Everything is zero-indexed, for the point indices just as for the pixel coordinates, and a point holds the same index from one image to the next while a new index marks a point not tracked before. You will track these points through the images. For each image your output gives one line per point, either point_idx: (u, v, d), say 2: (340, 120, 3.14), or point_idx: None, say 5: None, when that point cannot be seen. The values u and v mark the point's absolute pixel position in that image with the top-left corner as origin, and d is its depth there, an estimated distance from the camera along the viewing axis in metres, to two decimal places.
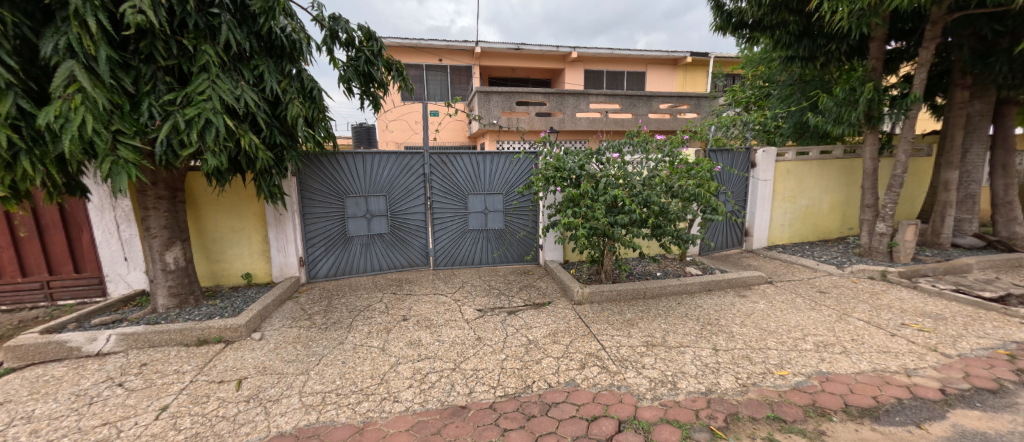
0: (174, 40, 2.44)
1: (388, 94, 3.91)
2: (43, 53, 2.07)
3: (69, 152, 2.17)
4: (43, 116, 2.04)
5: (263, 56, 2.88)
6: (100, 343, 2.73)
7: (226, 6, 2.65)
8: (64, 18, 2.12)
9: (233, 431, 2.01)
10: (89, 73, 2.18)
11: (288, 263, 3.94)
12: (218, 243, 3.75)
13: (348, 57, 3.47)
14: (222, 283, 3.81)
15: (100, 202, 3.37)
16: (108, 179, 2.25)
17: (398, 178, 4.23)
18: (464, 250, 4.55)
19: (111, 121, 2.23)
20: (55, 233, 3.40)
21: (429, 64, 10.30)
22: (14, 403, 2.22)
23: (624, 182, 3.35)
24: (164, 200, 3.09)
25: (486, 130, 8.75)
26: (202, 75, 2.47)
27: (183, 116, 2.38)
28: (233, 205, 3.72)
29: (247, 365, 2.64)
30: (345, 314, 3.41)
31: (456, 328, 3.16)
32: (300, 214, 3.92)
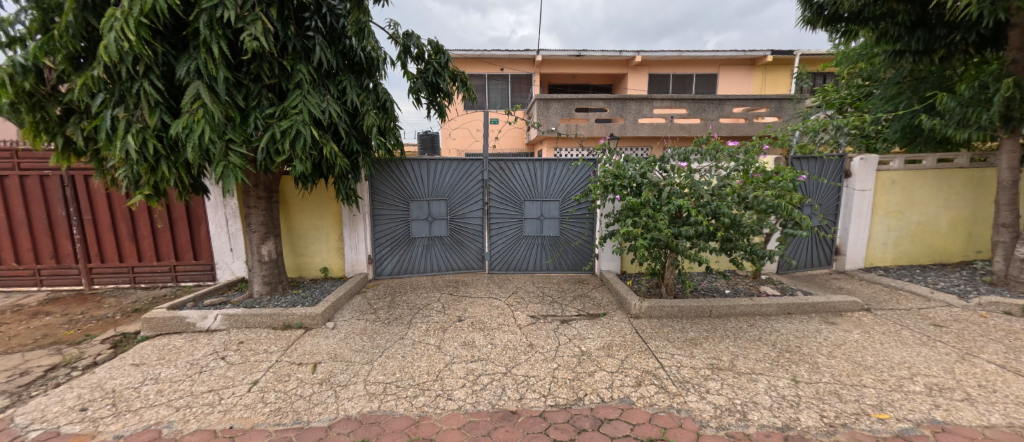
0: (276, 62, 2.80)
1: (452, 104, 4.10)
2: (180, 76, 2.50)
3: (195, 158, 2.59)
4: (176, 128, 2.46)
5: (347, 73, 3.20)
6: (210, 321, 3.21)
7: (319, 30, 3.00)
8: (196, 47, 2.54)
9: (309, 410, 2.24)
10: (210, 91, 2.58)
11: (358, 260, 4.28)
12: (303, 239, 4.20)
13: (418, 69, 3.71)
14: (304, 275, 4.26)
15: (216, 201, 3.96)
16: (221, 181, 2.64)
17: (458, 184, 4.42)
18: (518, 256, 4.60)
19: (224, 132, 2.61)
20: (183, 226, 4.07)
21: (490, 74, 10.67)
22: (147, 365, 2.70)
23: (690, 191, 3.15)
24: (262, 199, 3.53)
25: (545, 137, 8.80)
26: (296, 91, 2.81)
27: (280, 127, 2.73)
28: (315, 206, 4.15)
29: (321, 350, 2.92)
30: (406, 311, 3.62)
31: (509, 332, 3.19)
32: (371, 215, 4.25)
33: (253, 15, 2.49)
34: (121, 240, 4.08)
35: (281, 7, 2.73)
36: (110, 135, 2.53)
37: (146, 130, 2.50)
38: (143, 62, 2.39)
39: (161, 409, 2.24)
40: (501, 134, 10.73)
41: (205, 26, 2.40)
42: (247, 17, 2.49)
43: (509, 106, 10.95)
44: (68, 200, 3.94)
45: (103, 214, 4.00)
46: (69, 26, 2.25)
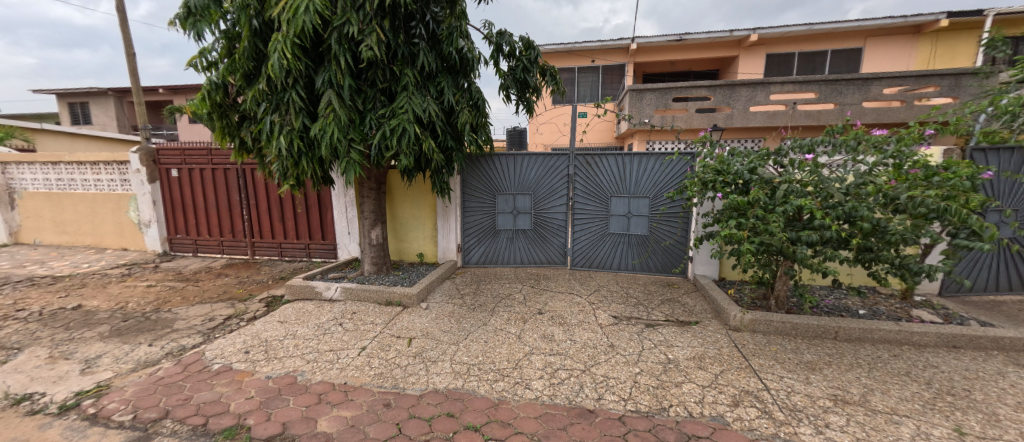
0: (388, 68, 3.15)
1: (540, 99, 4.13)
2: (317, 85, 2.97)
3: (326, 154, 3.07)
4: (314, 130, 2.94)
5: (445, 74, 3.44)
6: (331, 292, 3.80)
7: (423, 36, 3.29)
8: (329, 59, 2.98)
9: (405, 379, 2.53)
10: (338, 97, 3.01)
11: (449, 248, 4.63)
12: (404, 227, 4.70)
13: (509, 67, 3.82)
14: (404, 258, 4.77)
15: (339, 190, 4.66)
16: (343, 174, 3.08)
17: (544, 178, 4.46)
18: (602, 253, 4.47)
19: (347, 132, 3.03)
20: (315, 211, 4.88)
21: (581, 67, 10.51)
22: (288, 322, 3.33)
23: (815, 190, 2.68)
24: (373, 190, 4.03)
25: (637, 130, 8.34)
26: (403, 94, 3.13)
27: (389, 127, 3.07)
28: (414, 197, 4.60)
29: (416, 327, 3.26)
30: (490, 299, 3.81)
31: (589, 330, 3.13)
32: (462, 207, 4.55)
33: (371, 28, 2.84)
34: (273, 220, 5.05)
35: (394, 18, 3.05)
36: (269, 136, 3.14)
37: (293, 131, 3.02)
38: (292, 75, 2.89)
39: (297, 360, 2.78)
40: (589, 128, 10.51)
41: (335, 41, 2.81)
42: (367, 30, 2.85)
43: (598, 99, 10.65)
44: (240, 187, 5.02)
45: (262, 199, 5.01)
46: (245, 50, 2.83)
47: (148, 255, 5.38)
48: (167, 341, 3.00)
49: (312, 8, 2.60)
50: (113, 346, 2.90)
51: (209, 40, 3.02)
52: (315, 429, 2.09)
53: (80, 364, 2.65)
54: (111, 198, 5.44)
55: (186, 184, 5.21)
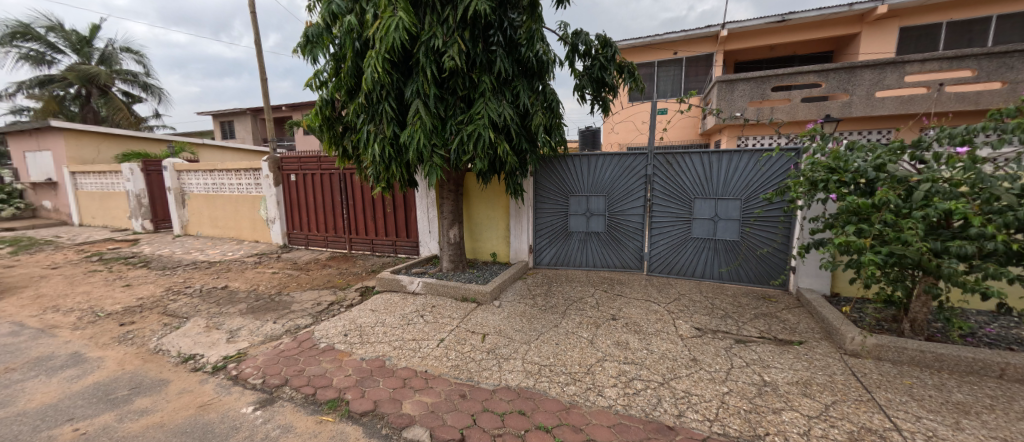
0: (467, 76, 3.31)
1: (617, 97, 3.99)
2: (406, 96, 3.24)
3: (412, 159, 3.32)
4: (403, 137, 3.21)
5: (520, 78, 3.50)
6: (414, 285, 4.13)
7: (501, 43, 3.40)
8: (417, 72, 3.23)
9: (479, 373, 2.64)
10: (424, 106, 3.25)
11: (521, 249, 4.72)
12: (479, 227, 4.91)
13: (584, 66, 3.76)
14: (478, 257, 4.98)
15: (422, 192, 5.05)
16: (427, 177, 3.31)
17: (619, 179, 4.30)
18: (684, 260, 4.15)
19: (431, 138, 3.25)
20: (401, 211, 5.35)
21: (662, 60, 9.92)
22: (378, 311, 3.71)
23: (974, 191, 2.15)
24: (452, 192, 4.28)
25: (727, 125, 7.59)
26: (481, 100, 3.26)
27: (468, 132, 3.22)
28: (489, 198, 4.78)
29: (490, 324, 3.37)
30: (561, 301, 3.78)
31: (668, 341, 2.93)
32: (534, 209, 4.60)
33: (453, 40, 3.01)
34: (367, 219, 5.67)
35: (474, 28, 3.20)
36: (365, 144, 3.51)
37: (385, 139, 3.34)
38: (386, 88, 3.20)
39: (385, 346, 3.08)
40: (671, 124, 9.86)
41: (422, 54, 3.03)
42: (450, 42, 3.02)
43: (681, 93, 9.93)
44: (342, 189, 5.73)
45: (358, 200, 5.65)
46: (348, 69, 3.21)
47: (273, 246, 6.43)
48: (286, 320, 3.56)
49: (402, 26, 2.82)
50: (249, 321, 3.53)
51: (320, 62, 3.47)
52: (400, 410, 2.29)
53: (227, 333, 3.28)
54: (248, 198, 6.62)
55: (301, 187, 6.12)
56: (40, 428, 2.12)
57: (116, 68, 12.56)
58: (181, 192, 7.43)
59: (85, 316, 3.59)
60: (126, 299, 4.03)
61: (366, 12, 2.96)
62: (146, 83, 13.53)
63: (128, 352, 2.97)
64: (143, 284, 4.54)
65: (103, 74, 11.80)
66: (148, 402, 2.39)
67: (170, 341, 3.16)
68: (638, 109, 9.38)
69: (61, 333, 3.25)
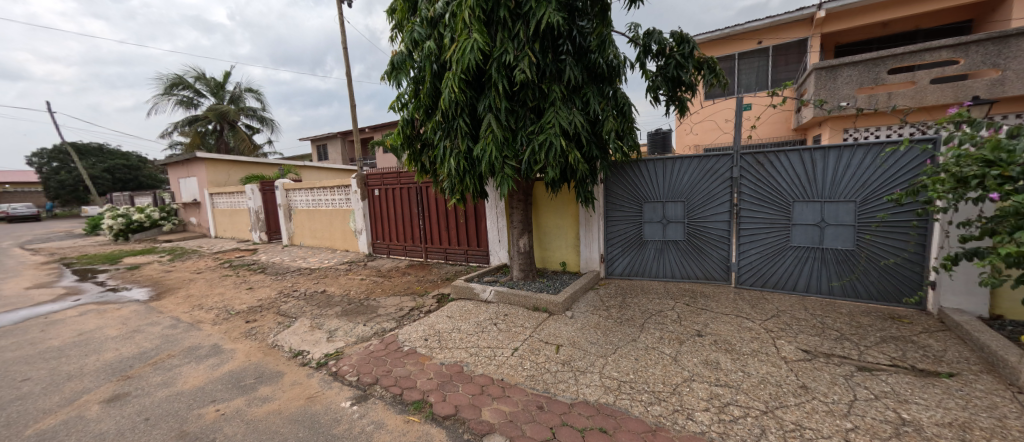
0: (537, 87, 3.35)
1: (694, 95, 3.74)
2: (479, 111, 3.37)
3: (485, 171, 3.43)
4: (476, 151, 3.32)
5: (590, 85, 3.45)
6: (486, 294, 4.24)
7: (570, 52, 3.39)
8: (489, 87, 3.35)
9: (555, 385, 2.59)
10: (496, 119, 3.35)
11: (592, 258, 4.60)
12: (548, 236, 4.90)
13: (658, 66, 3.59)
14: (547, 267, 4.96)
15: (492, 203, 5.20)
16: (499, 188, 3.38)
17: (699, 183, 4.01)
18: (781, 271, 3.70)
19: (503, 150, 3.32)
20: (472, 221, 5.57)
21: (743, 52, 9.12)
22: (454, 318, 3.87)
23: None
24: (521, 201, 4.34)
25: (830, 116, 6.69)
26: (551, 109, 3.27)
27: (539, 142, 3.24)
28: (558, 207, 4.76)
29: (563, 335, 3.31)
30: (638, 314, 3.59)
31: (767, 363, 2.60)
32: (605, 216, 4.47)
33: (524, 53, 3.08)
34: (441, 229, 6.00)
35: (544, 40, 3.24)
36: (441, 159, 3.71)
37: (460, 153, 3.49)
38: (460, 106, 3.36)
39: (463, 352, 3.18)
40: (761, 120, 8.91)
41: (496, 71, 3.14)
42: (521, 56, 3.09)
43: (768, 87, 9.00)
44: (419, 201, 6.15)
45: (433, 211, 6.02)
46: (427, 90, 3.43)
47: (360, 254, 7.11)
48: (375, 323, 3.88)
49: (477, 47, 2.96)
50: (344, 322, 3.91)
51: (402, 86, 3.78)
52: (480, 416, 2.33)
53: (326, 333, 3.67)
54: (341, 212, 7.44)
55: (384, 200, 6.70)
56: (193, 406, 2.55)
57: (240, 105, 15.10)
58: (289, 207, 8.61)
59: (221, 313, 4.30)
60: (250, 300, 4.75)
61: (444, 36, 3.17)
62: (265, 118, 16.13)
63: (253, 346, 3.47)
64: (261, 287, 5.31)
65: (232, 113, 14.23)
66: (268, 390, 2.76)
67: (284, 337, 3.62)
68: (723, 107, 8.69)
69: (204, 327, 3.92)
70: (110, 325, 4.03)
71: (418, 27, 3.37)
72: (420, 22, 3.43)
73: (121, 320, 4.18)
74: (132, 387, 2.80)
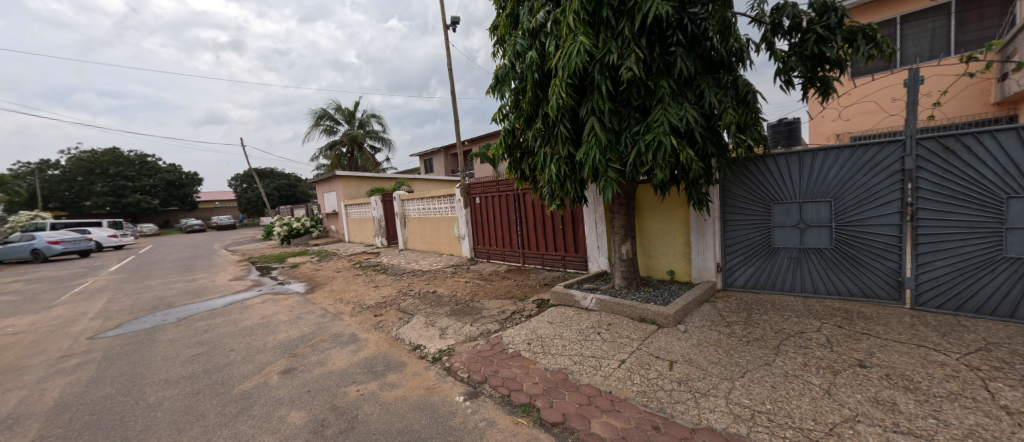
0: (643, 84, 3.17)
1: (841, 73, 3.14)
2: (581, 115, 3.33)
3: (587, 175, 3.34)
4: (578, 155, 3.27)
5: (705, 75, 3.15)
6: (587, 301, 4.14)
7: (681, 43, 3.14)
8: (592, 90, 3.31)
9: (672, 405, 2.36)
10: (599, 122, 3.26)
11: (706, 267, 4.16)
12: (653, 242, 4.60)
13: (792, 44, 3.12)
14: (653, 275, 4.65)
15: (591, 208, 5.10)
16: (602, 192, 3.26)
17: (850, 180, 3.38)
18: (985, 289, 2.88)
19: (606, 152, 3.20)
20: (569, 226, 5.54)
21: (910, 13, 7.37)
22: (556, 324, 3.86)
23: None
24: (623, 206, 4.14)
25: None
26: (659, 106, 3.07)
27: (645, 141, 3.04)
28: (664, 210, 4.44)
29: (677, 351, 3.01)
30: (769, 333, 3.08)
31: (977, 412, 1.96)
32: (722, 220, 4.04)
33: (630, 50, 2.97)
34: (538, 235, 6.10)
35: (650, 34, 3.08)
36: (542, 165, 3.77)
37: (561, 158, 3.48)
38: (562, 112, 3.37)
39: (567, 359, 3.13)
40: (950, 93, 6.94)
41: (599, 72, 3.08)
42: (627, 54, 2.99)
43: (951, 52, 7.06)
44: (517, 208, 6.37)
45: (531, 217, 6.17)
46: (529, 98, 3.54)
47: (463, 258, 7.65)
48: (480, 324, 4.09)
49: (583, 50, 2.97)
50: (454, 321, 4.22)
51: (505, 98, 3.98)
52: (590, 428, 2.24)
53: (439, 330, 4.00)
54: (446, 219, 8.13)
55: (485, 207, 7.12)
56: (340, 385, 3.01)
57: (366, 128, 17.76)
58: (403, 216, 9.76)
59: (356, 307, 5.04)
60: (377, 296, 5.48)
61: (548, 44, 3.26)
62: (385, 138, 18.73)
63: (381, 337, 3.97)
64: (384, 285, 6.09)
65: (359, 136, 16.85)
66: (395, 377, 3.10)
67: (405, 331, 4.07)
68: (884, 84, 7.03)
69: (345, 318, 4.63)
70: (281, 312, 5.05)
71: (521, 39, 3.53)
72: (523, 34, 3.59)
73: (288, 308, 5.21)
74: (298, 363, 3.43)
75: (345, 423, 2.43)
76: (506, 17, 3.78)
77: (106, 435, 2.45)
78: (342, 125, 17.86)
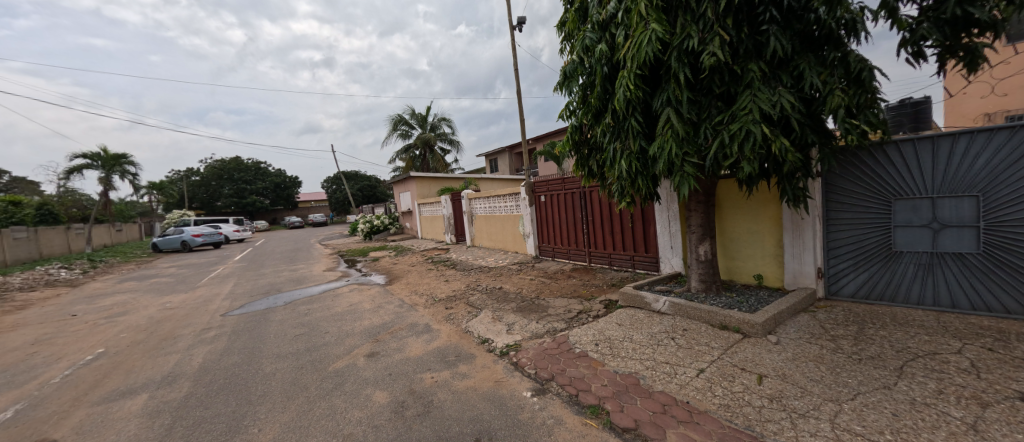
0: (727, 69, 2.90)
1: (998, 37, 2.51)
2: (655, 107, 3.15)
3: (661, 171, 3.14)
4: (651, 149, 3.09)
5: (805, 54, 2.77)
6: (660, 304, 3.92)
7: (775, 19, 2.80)
8: (666, 80, 3.11)
9: (761, 423, 2.09)
10: (675, 113, 3.05)
11: (804, 272, 3.76)
12: (736, 243, 4.31)
13: (925, 7, 2.61)
14: (736, 279, 4.36)
15: (663, 205, 4.85)
16: (677, 189, 3.04)
17: (1005, 170, 2.80)
18: None
19: (683, 145, 2.97)
20: (639, 225, 5.31)
21: None
22: (625, 326, 3.71)
23: None
24: (702, 203, 3.84)
25: None
26: (746, 92, 2.77)
27: (729, 132, 2.77)
28: (750, 209, 4.12)
29: (767, 363, 2.69)
30: (889, 352, 2.61)
31: None
32: (825, 220, 3.62)
33: (713, 33, 2.73)
34: (605, 233, 5.94)
35: (737, 14, 2.80)
36: (611, 162, 3.65)
37: (631, 153, 3.32)
38: (633, 105, 3.21)
39: (637, 363, 2.99)
40: None
41: (676, 60, 2.89)
42: (708, 38, 2.76)
43: None
44: (582, 206, 6.28)
45: (597, 215, 6.03)
46: (597, 93, 3.45)
47: (528, 256, 7.74)
48: (546, 322, 4.10)
49: (655, 38, 2.81)
50: (520, 317, 4.29)
51: (573, 94, 3.94)
52: (664, 438, 2.08)
53: (506, 325, 4.10)
54: (512, 217, 8.30)
55: (550, 205, 7.13)
56: (416, 371, 3.23)
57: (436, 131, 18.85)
58: (471, 214, 10.17)
59: (430, 299, 5.38)
60: (447, 290, 5.79)
61: (617, 36, 3.14)
62: (454, 140, 19.70)
63: (452, 329, 4.18)
64: (454, 280, 6.41)
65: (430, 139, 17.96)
66: (465, 368, 3.24)
67: (473, 325, 4.24)
68: None
69: (419, 309, 4.97)
70: (366, 301, 5.59)
71: (589, 33, 3.46)
72: (592, 27, 3.51)
73: (371, 297, 5.76)
74: (380, 348, 3.77)
75: (422, 407, 2.60)
76: (574, 12, 3.74)
77: (235, 396, 2.93)
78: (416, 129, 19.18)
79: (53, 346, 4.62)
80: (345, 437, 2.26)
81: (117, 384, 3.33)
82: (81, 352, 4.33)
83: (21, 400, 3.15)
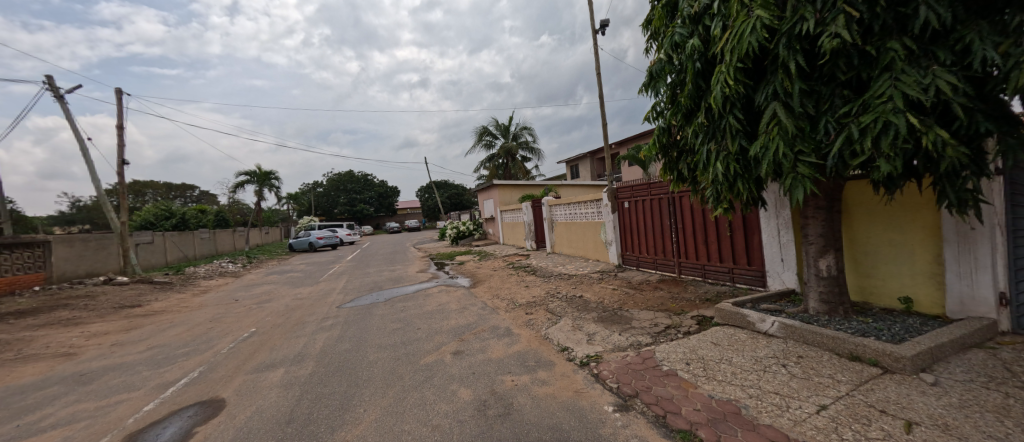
0: (856, 51, 2.45)
1: None
2: (758, 103, 2.81)
3: (766, 173, 2.77)
4: (754, 149, 2.74)
5: (975, 22, 2.20)
6: (767, 325, 3.45)
7: None
8: (773, 71, 2.76)
9: None
10: (784, 108, 2.68)
11: (977, 296, 2.94)
12: (871, 258, 3.63)
13: None
14: (872, 301, 3.65)
15: (770, 212, 4.29)
16: (789, 193, 2.63)
17: None
18: None
19: (795, 143, 2.58)
20: (739, 234, 4.76)
21: None
22: (723, 346, 3.35)
23: None
24: (822, 209, 3.28)
25: None
26: (884, 76, 2.30)
27: (859, 125, 2.32)
28: (892, 217, 3.41)
29: (918, 408, 2.16)
30: None
31: None
32: (1014, 231, 2.81)
33: (835, 11, 2.35)
34: (698, 243, 5.45)
35: None
36: (705, 165, 3.34)
37: (729, 154, 3.00)
38: (730, 101, 2.91)
39: (738, 390, 2.65)
40: None
41: (785, 48, 2.55)
42: (829, 18, 2.39)
43: None
44: (671, 213, 5.87)
45: (688, 222, 5.58)
46: (688, 91, 3.23)
47: (611, 265, 7.46)
48: (629, 335, 3.91)
49: (760, 25, 2.52)
50: (602, 328, 4.18)
51: (660, 95, 3.76)
52: None
53: (587, 335, 4.02)
54: (593, 224, 8.12)
55: (633, 213, 6.82)
56: (497, 372, 3.37)
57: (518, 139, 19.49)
58: (551, 221, 10.22)
59: (510, 304, 5.57)
60: (527, 296, 5.92)
61: (712, 28, 2.91)
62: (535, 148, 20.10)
63: (531, 334, 4.26)
64: (534, 286, 6.52)
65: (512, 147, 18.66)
66: (545, 375, 3.27)
67: (553, 332, 4.25)
68: None
69: (500, 313, 5.16)
70: (452, 301, 6.02)
71: (680, 28, 3.28)
72: (683, 22, 3.32)
73: (457, 299, 6.17)
74: (464, 347, 4.01)
75: (502, 408, 2.71)
76: (663, 8, 3.59)
77: (345, 378, 3.42)
78: (499, 139, 20.09)
79: (223, 323, 5.96)
80: (433, 426, 2.47)
81: (264, 358, 4.15)
82: (241, 330, 5.50)
83: (203, 363, 4.13)
